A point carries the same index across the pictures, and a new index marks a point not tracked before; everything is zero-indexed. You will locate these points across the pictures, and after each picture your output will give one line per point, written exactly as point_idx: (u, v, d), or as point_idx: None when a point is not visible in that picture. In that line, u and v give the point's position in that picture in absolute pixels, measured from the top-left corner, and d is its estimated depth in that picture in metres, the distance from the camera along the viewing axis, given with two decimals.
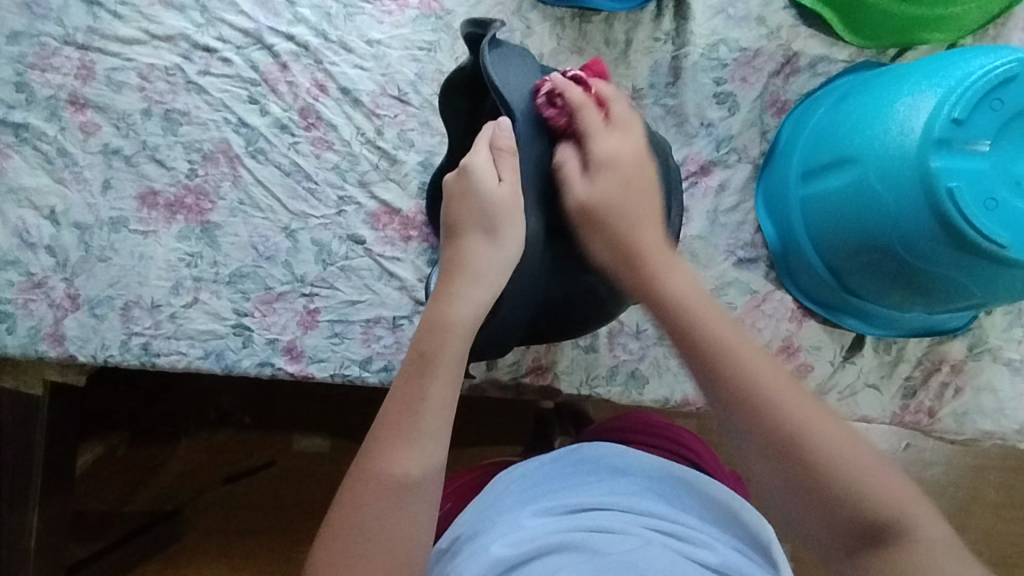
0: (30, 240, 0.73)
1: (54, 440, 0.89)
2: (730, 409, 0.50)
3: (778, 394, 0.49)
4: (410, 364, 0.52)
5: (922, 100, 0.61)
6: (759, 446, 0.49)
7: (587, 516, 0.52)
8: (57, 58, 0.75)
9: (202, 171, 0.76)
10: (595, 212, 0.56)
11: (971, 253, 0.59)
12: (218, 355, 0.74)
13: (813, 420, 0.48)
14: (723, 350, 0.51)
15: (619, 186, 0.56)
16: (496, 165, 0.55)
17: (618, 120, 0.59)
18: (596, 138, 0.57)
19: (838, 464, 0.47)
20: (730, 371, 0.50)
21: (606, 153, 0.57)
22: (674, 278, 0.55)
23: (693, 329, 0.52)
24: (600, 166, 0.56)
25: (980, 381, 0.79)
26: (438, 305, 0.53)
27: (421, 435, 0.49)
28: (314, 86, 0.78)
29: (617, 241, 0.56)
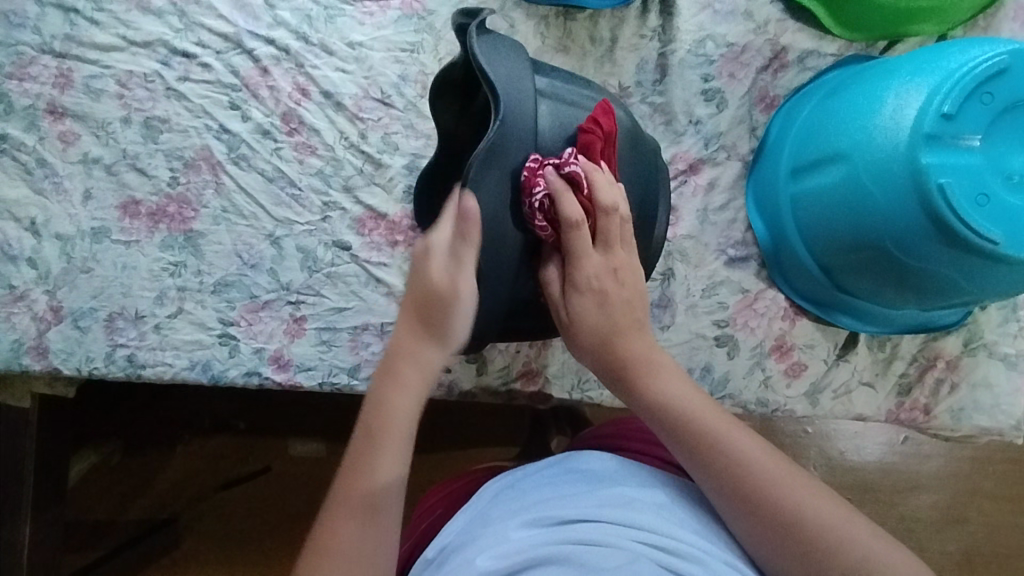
0: (11, 252, 0.72)
1: (45, 452, 0.88)
2: (724, 504, 0.55)
3: (772, 472, 0.54)
4: (357, 438, 0.55)
5: (912, 92, 0.60)
6: (763, 522, 0.53)
7: (576, 529, 0.51)
8: (35, 67, 0.74)
9: (183, 178, 0.75)
10: (574, 323, 0.60)
11: (964, 250, 0.58)
12: (204, 366, 0.73)
13: (805, 496, 0.53)
14: (712, 433, 0.56)
15: (598, 302, 0.59)
16: (450, 252, 0.53)
17: (609, 234, 0.58)
18: (582, 261, 0.58)
19: (836, 538, 0.51)
20: (725, 452, 0.55)
21: (587, 276, 0.58)
22: (662, 375, 0.60)
23: (686, 419, 0.58)
24: (581, 291, 0.59)
25: (976, 377, 0.78)
26: (382, 382, 0.56)
27: (365, 509, 0.52)
28: (296, 91, 0.76)
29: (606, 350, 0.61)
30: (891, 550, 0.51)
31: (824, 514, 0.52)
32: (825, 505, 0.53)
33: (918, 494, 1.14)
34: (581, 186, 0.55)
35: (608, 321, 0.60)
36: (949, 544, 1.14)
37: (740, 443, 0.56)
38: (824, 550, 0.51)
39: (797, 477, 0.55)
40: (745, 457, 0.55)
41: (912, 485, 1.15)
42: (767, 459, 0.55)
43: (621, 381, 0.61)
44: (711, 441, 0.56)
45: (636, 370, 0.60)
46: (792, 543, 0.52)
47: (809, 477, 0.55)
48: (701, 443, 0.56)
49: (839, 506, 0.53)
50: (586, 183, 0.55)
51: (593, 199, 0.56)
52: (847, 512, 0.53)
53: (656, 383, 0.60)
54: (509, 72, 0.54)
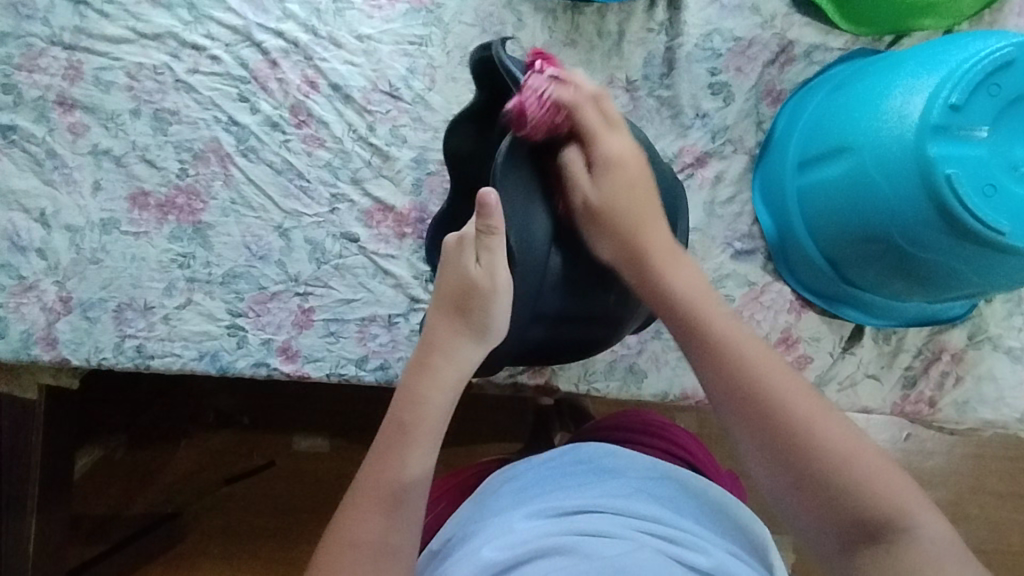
0: (21, 243, 0.73)
1: (51, 445, 0.88)
2: (727, 411, 0.52)
3: (781, 386, 0.51)
4: (388, 432, 0.55)
5: (918, 86, 0.61)
6: (763, 437, 0.50)
7: (579, 519, 0.52)
8: (44, 59, 0.74)
9: (193, 170, 0.75)
10: (601, 203, 0.58)
11: (971, 242, 0.59)
12: (213, 356, 0.73)
13: (813, 415, 0.50)
14: (722, 338, 0.53)
15: (621, 182, 0.58)
16: (477, 249, 0.56)
17: (612, 116, 0.60)
18: (601, 138, 0.59)
19: (837, 462, 0.48)
20: (731, 360, 0.52)
21: (609, 153, 0.59)
22: (681, 275, 0.57)
23: (697, 322, 0.55)
24: (609, 165, 0.58)
25: (981, 370, 0.78)
26: (413, 375, 0.57)
27: (400, 505, 0.52)
28: (305, 83, 0.77)
29: (621, 241, 0.58)
30: (898, 478, 0.48)
31: (827, 431, 0.49)
32: (831, 425, 0.49)
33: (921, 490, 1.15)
34: (565, 83, 0.59)
35: (636, 201, 0.59)
36: None
37: (746, 347, 0.53)
38: (824, 471, 0.48)
39: (805, 393, 0.51)
40: (753, 365, 0.52)
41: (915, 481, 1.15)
42: (778, 371, 0.52)
43: (633, 276, 0.58)
44: (721, 347, 0.53)
45: (654, 260, 0.58)
46: (784, 454, 0.49)
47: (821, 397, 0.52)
48: (711, 348, 0.53)
49: (849, 428, 0.50)
50: (568, 80, 0.59)
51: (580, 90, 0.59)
52: (853, 432, 0.49)
53: (670, 278, 0.57)
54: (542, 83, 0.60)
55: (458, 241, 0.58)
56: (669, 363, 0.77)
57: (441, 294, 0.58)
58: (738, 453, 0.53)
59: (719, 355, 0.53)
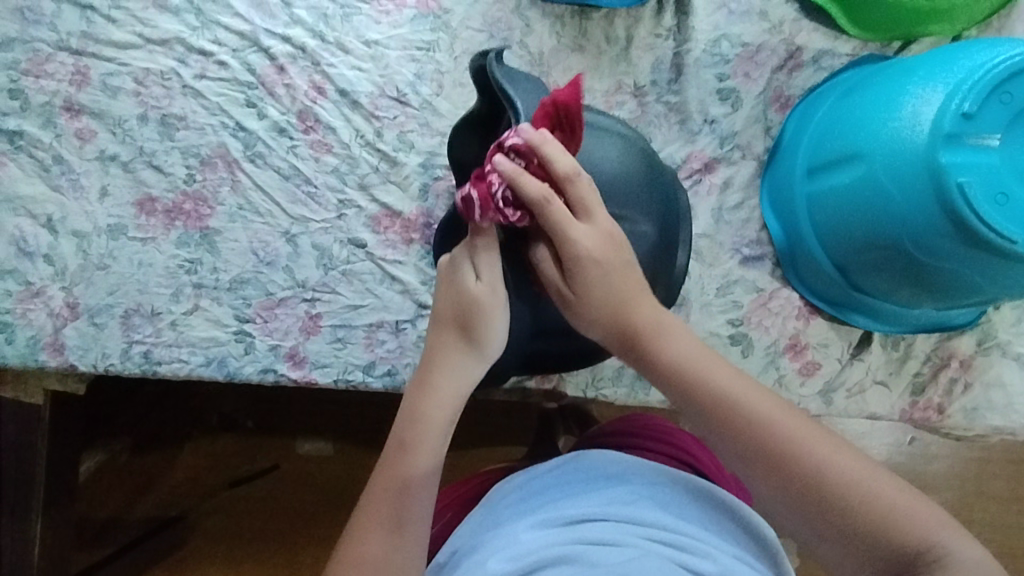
0: (27, 248, 0.72)
1: (57, 450, 0.88)
2: (748, 472, 0.51)
3: (802, 447, 0.50)
4: (390, 449, 0.55)
5: (931, 93, 0.60)
6: (794, 498, 0.50)
7: (586, 528, 0.52)
8: (51, 64, 0.74)
9: (200, 176, 0.75)
10: (581, 296, 0.54)
11: (981, 249, 0.58)
12: (220, 362, 0.73)
13: (839, 466, 0.49)
14: (732, 403, 0.52)
15: (598, 275, 0.53)
16: (474, 263, 0.55)
17: (588, 201, 0.52)
18: (570, 234, 0.51)
19: (869, 511, 0.48)
20: (746, 425, 0.51)
21: (580, 251, 0.52)
22: (673, 339, 0.54)
23: (703, 389, 0.53)
24: (577, 267, 0.52)
25: (990, 377, 0.78)
26: (415, 394, 0.56)
27: (404, 523, 0.53)
28: (312, 89, 0.77)
29: (613, 322, 0.55)
30: (930, 511, 0.48)
31: (849, 471, 0.49)
32: (851, 463, 0.49)
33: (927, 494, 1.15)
34: (531, 166, 0.50)
35: (617, 289, 0.54)
36: None
37: (758, 409, 0.51)
38: (860, 521, 0.48)
39: (822, 437, 0.50)
40: (764, 423, 0.50)
41: (921, 485, 1.15)
42: (790, 420, 0.51)
43: (633, 355, 0.55)
44: (729, 410, 0.51)
45: (642, 333, 0.55)
46: (814, 508, 0.49)
47: (838, 439, 0.51)
48: (718, 412, 0.52)
49: (865, 460, 0.50)
50: (537, 159, 0.50)
51: (552, 173, 0.50)
52: (870, 464, 0.50)
53: (668, 349, 0.54)
54: (529, 95, 0.59)
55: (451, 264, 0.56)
56: None
57: (439, 312, 0.57)
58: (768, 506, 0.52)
59: (731, 422, 0.51)
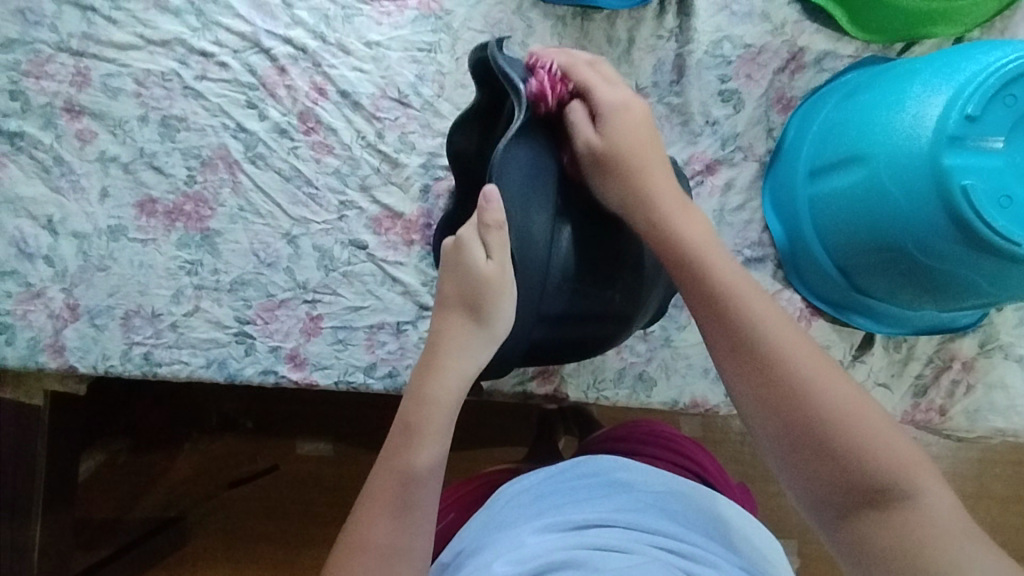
0: (27, 250, 0.72)
1: (57, 450, 0.88)
2: (723, 360, 0.54)
3: (785, 343, 0.52)
4: (396, 434, 0.55)
5: (935, 95, 0.60)
6: (764, 392, 0.52)
7: (591, 534, 0.52)
8: (52, 65, 0.74)
9: (201, 177, 0.75)
10: (607, 145, 0.59)
11: (985, 252, 0.58)
12: (220, 364, 0.73)
13: (818, 372, 0.51)
14: (727, 292, 0.55)
15: (626, 122, 0.60)
16: (484, 241, 0.56)
17: (606, 74, 0.63)
18: (595, 89, 0.61)
19: (838, 419, 0.50)
20: (736, 313, 0.54)
21: (608, 100, 0.60)
22: (686, 225, 0.58)
23: (704, 277, 0.55)
24: (608, 111, 0.60)
25: (992, 379, 0.78)
26: (421, 376, 0.56)
27: (410, 507, 0.52)
28: (313, 89, 0.77)
29: (627, 182, 0.58)
30: (899, 441, 0.50)
31: (825, 386, 0.51)
32: (830, 377, 0.51)
33: None
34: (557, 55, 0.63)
35: (639, 151, 0.59)
36: None
37: (752, 304, 0.54)
38: (823, 426, 0.49)
39: (808, 349, 0.53)
40: (753, 319, 0.53)
41: None
42: (781, 327, 0.53)
43: (640, 217, 0.58)
44: (726, 301, 0.54)
45: (661, 210, 0.58)
46: (778, 406, 0.51)
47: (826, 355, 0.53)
48: (713, 299, 0.55)
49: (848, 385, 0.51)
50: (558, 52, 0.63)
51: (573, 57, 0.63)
52: (852, 388, 0.51)
53: (679, 230, 0.57)
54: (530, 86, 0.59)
55: (457, 245, 0.57)
56: (678, 370, 0.77)
57: (444, 294, 0.58)
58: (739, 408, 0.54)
59: (723, 308, 0.54)
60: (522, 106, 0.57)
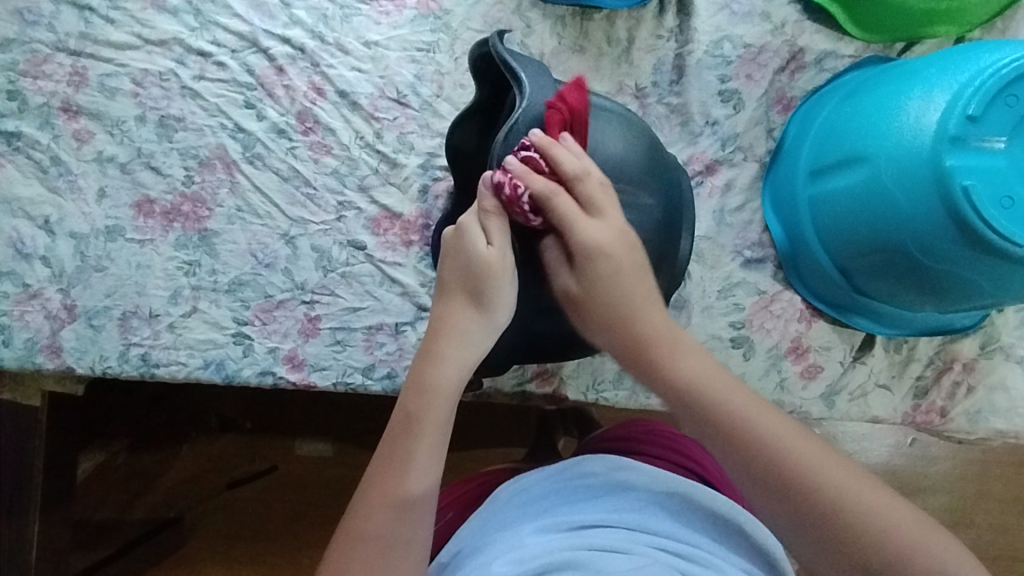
0: (25, 250, 0.72)
1: (54, 448, 0.87)
2: (757, 496, 0.50)
3: (809, 466, 0.49)
4: (396, 424, 0.54)
5: (936, 95, 0.60)
6: (803, 524, 0.49)
7: (592, 536, 0.51)
8: (49, 65, 0.74)
9: (198, 177, 0.75)
10: (584, 299, 0.54)
11: (986, 253, 0.58)
12: (218, 365, 0.72)
13: (847, 484, 0.48)
14: (737, 416, 0.51)
15: (607, 268, 0.53)
16: (484, 229, 0.54)
17: (594, 196, 0.53)
18: (576, 231, 0.52)
19: (881, 534, 0.47)
20: (750, 440, 0.50)
21: (590, 242, 0.52)
22: (687, 355, 0.54)
23: (710, 410, 0.51)
24: (585, 267, 0.53)
25: (993, 380, 0.78)
26: (422, 363, 0.55)
27: (408, 499, 0.51)
28: (312, 90, 0.76)
29: (614, 332, 0.55)
30: (943, 540, 0.48)
31: (865, 501, 0.48)
32: (859, 485, 0.49)
33: (928, 496, 1.14)
34: (539, 168, 0.52)
35: (622, 290, 0.54)
36: None
37: (766, 425, 0.50)
38: (867, 545, 0.47)
39: (828, 457, 0.50)
40: (781, 448, 0.49)
41: (921, 487, 1.14)
42: (807, 446, 0.50)
43: (631, 365, 0.55)
44: (747, 436, 0.50)
45: (653, 350, 0.54)
46: (824, 538, 0.48)
47: (843, 456, 0.51)
48: (734, 438, 0.50)
49: (882, 493, 0.49)
50: (546, 164, 0.52)
51: (557, 171, 0.52)
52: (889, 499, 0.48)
53: (674, 363, 0.53)
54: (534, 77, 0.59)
55: (456, 234, 0.55)
56: None
57: (445, 280, 0.56)
58: (772, 528, 0.52)
59: (736, 438, 0.50)
60: (523, 94, 0.56)
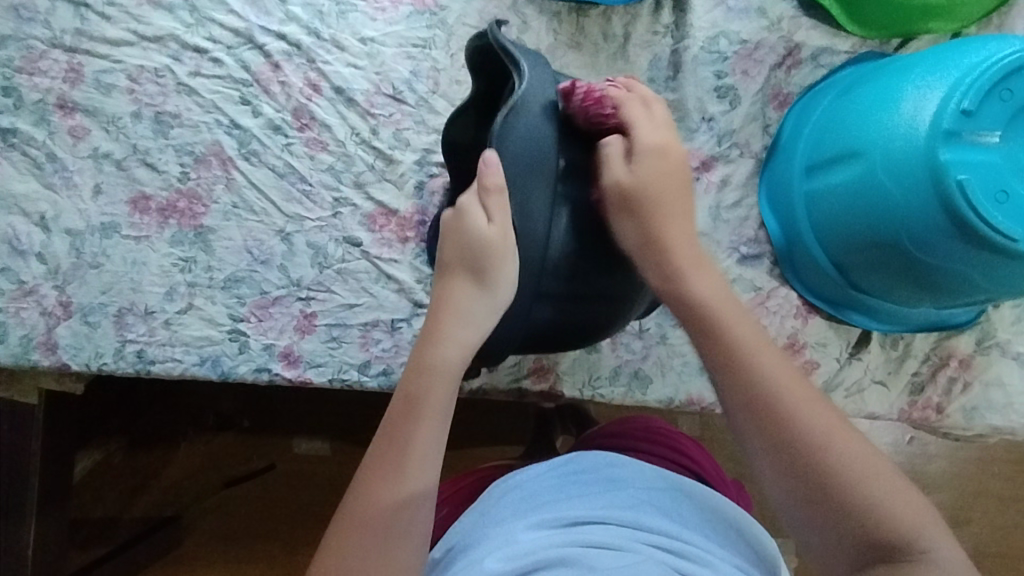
0: (20, 247, 0.72)
1: (52, 442, 0.87)
2: (742, 423, 0.51)
3: (797, 401, 0.50)
4: (397, 405, 0.54)
5: (931, 90, 0.60)
6: (777, 452, 0.49)
7: (586, 531, 0.51)
8: (45, 62, 0.74)
9: (194, 174, 0.74)
10: (635, 185, 0.57)
11: (981, 247, 0.58)
12: (214, 361, 0.72)
13: (830, 429, 0.49)
14: (738, 344, 0.53)
15: (658, 168, 0.58)
16: (484, 205, 0.55)
17: (657, 114, 0.60)
18: (637, 128, 0.58)
19: (853, 479, 0.47)
20: (744, 366, 0.52)
21: (649, 140, 0.58)
22: (706, 280, 0.56)
23: (720, 333, 0.54)
24: (645, 155, 0.57)
25: (989, 376, 0.78)
26: (424, 346, 0.55)
27: (408, 477, 0.51)
28: (307, 86, 0.76)
29: (649, 225, 0.57)
30: (915, 501, 0.47)
31: (844, 445, 0.48)
32: (842, 433, 0.49)
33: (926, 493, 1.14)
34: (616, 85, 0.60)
35: (666, 192, 0.57)
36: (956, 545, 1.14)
37: (766, 359, 0.52)
38: (837, 484, 0.47)
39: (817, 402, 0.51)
40: (771, 375, 0.51)
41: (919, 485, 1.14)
42: (798, 385, 0.51)
43: (653, 266, 0.57)
44: (745, 360, 0.52)
45: (678, 266, 0.57)
46: (796, 465, 0.49)
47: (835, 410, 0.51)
48: (729, 354, 0.53)
49: (865, 444, 0.49)
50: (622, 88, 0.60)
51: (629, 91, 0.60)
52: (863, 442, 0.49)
53: (694, 282, 0.56)
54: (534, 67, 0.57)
55: (458, 211, 0.56)
56: (673, 368, 0.77)
57: (447, 260, 0.58)
58: (749, 461, 0.52)
59: (732, 360, 0.52)
60: (523, 77, 0.55)
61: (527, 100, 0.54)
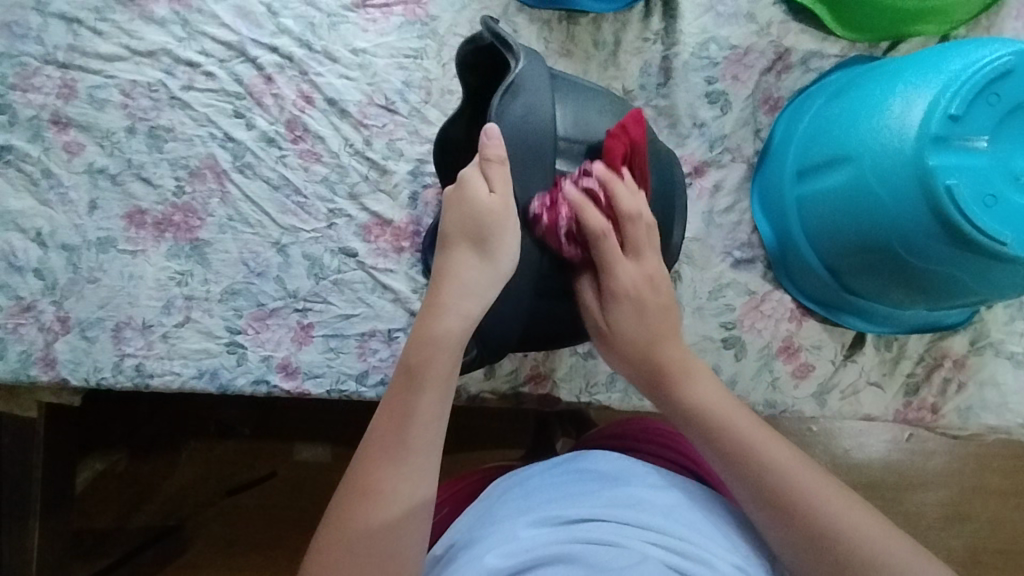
0: (17, 263, 0.72)
1: (53, 457, 0.88)
2: (744, 495, 0.55)
3: (784, 467, 0.54)
4: (398, 379, 0.54)
5: (916, 97, 0.60)
6: (770, 509, 0.54)
7: (584, 528, 0.52)
8: (38, 78, 0.74)
9: (189, 188, 0.75)
10: (612, 329, 0.61)
11: (970, 250, 0.58)
12: (212, 374, 0.72)
13: (812, 483, 0.54)
14: (723, 428, 0.57)
15: (636, 313, 0.60)
16: (486, 176, 0.55)
17: (633, 238, 0.59)
18: (612, 270, 0.59)
19: (842, 527, 0.52)
20: (731, 445, 0.56)
21: (621, 281, 0.59)
22: (694, 379, 0.60)
23: (705, 418, 0.58)
24: (616, 299, 0.60)
25: (984, 376, 0.78)
26: (425, 317, 0.55)
27: (408, 453, 0.51)
28: (300, 98, 0.77)
29: (641, 343, 0.60)
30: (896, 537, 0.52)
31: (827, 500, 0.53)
32: (823, 487, 0.54)
33: (926, 491, 1.14)
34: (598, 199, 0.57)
35: (645, 323, 0.60)
36: (956, 541, 1.14)
37: (750, 435, 0.56)
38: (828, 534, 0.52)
39: (799, 465, 0.55)
40: (763, 453, 0.55)
41: (918, 482, 1.15)
42: (781, 450, 0.56)
43: (647, 375, 0.61)
44: (730, 438, 0.56)
45: (667, 371, 0.60)
46: (804, 538, 0.52)
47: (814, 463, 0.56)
48: (718, 435, 0.57)
49: (844, 495, 0.54)
50: (602, 192, 0.57)
51: (613, 207, 0.57)
52: (870, 515, 0.53)
53: (681, 385, 0.59)
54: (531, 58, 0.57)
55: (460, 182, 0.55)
56: None
57: (448, 232, 0.57)
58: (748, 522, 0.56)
59: (722, 442, 0.56)
60: (519, 62, 0.55)
61: (524, 83, 0.55)
